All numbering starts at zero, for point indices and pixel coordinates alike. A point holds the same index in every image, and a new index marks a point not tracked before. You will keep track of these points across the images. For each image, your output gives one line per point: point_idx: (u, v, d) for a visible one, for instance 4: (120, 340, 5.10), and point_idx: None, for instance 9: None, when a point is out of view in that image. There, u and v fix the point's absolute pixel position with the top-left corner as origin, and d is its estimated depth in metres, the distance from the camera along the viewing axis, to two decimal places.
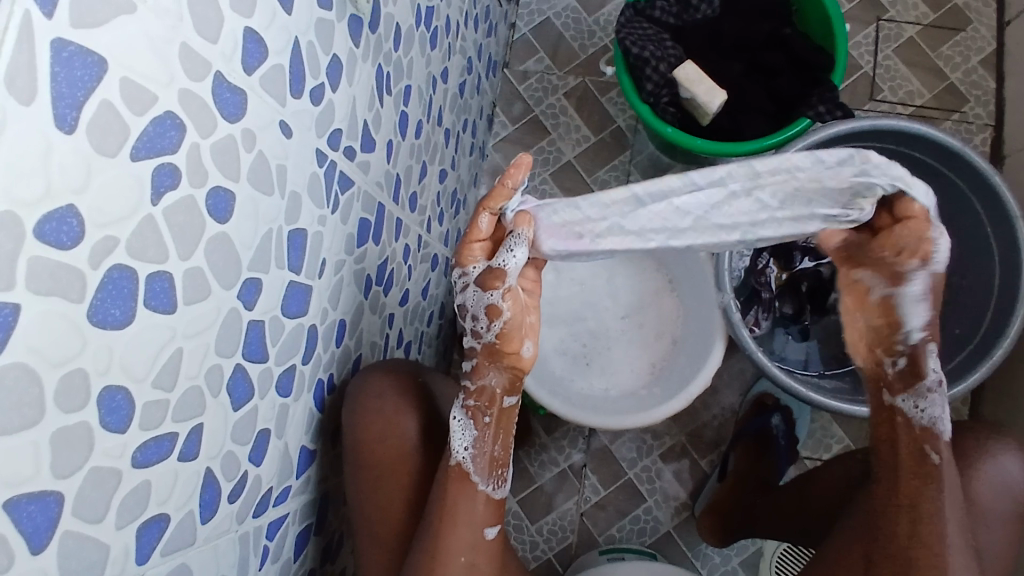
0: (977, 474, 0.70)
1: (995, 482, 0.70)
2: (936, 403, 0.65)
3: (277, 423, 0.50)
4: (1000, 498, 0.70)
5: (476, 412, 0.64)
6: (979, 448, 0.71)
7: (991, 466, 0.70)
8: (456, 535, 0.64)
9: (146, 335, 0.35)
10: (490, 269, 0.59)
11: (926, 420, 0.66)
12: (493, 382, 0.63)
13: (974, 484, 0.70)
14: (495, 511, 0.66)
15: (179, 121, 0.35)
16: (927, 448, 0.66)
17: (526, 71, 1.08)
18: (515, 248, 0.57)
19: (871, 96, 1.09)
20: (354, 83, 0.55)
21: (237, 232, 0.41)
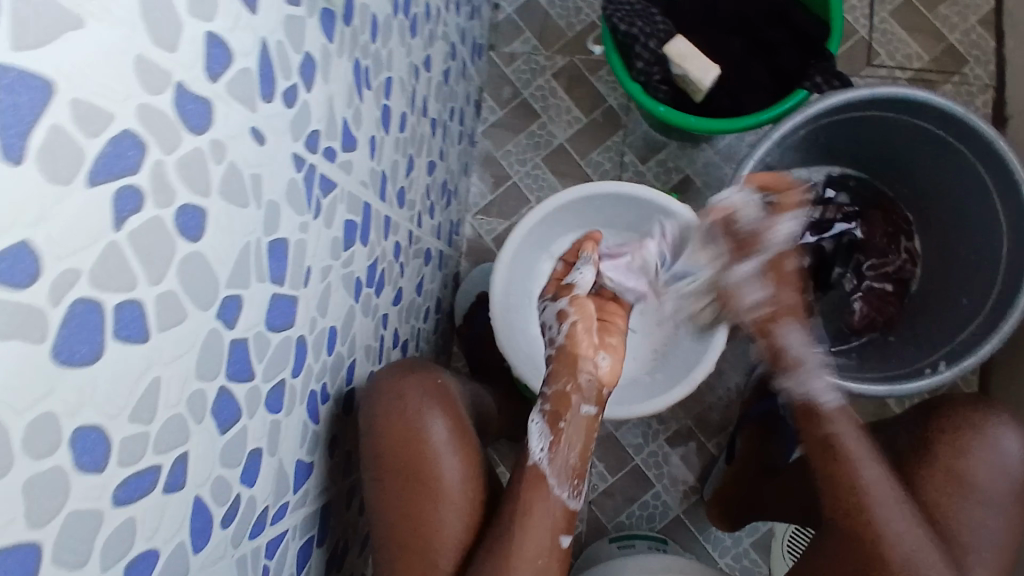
0: (967, 452, 0.70)
1: (988, 459, 0.70)
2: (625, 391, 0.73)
3: (269, 440, 0.48)
4: (995, 477, 0.69)
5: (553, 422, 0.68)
6: (974, 423, 0.71)
7: (984, 441, 0.70)
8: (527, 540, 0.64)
9: (119, 367, 0.33)
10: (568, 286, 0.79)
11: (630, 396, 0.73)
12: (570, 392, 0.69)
13: (966, 462, 0.70)
14: (567, 520, 0.67)
15: (140, 138, 0.32)
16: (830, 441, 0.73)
17: (512, 53, 1.04)
18: (581, 266, 0.81)
19: (869, 62, 1.06)
20: (330, 81, 0.52)
21: (212, 248, 0.39)
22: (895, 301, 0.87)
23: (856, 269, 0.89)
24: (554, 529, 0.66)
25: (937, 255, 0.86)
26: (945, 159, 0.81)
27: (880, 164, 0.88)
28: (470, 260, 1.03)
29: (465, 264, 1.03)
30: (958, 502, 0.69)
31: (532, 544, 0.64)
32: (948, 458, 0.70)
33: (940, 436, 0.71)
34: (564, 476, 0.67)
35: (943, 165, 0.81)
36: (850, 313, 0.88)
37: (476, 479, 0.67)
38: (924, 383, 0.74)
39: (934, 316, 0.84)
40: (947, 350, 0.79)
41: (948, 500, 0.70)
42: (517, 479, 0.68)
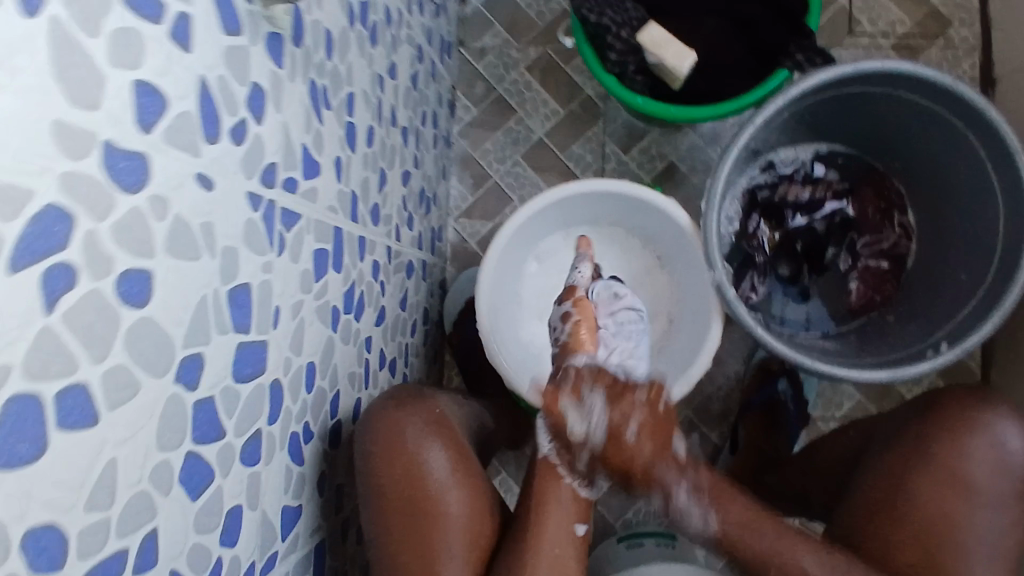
0: (965, 450, 0.67)
1: (988, 455, 0.67)
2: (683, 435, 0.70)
3: (249, 494, 0.47)
4: (994, 474, 0.66)
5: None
6: (971, 417, 0.68)
7: (985, 439, 0.67)
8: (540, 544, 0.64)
9: (68, 456, 0.31)
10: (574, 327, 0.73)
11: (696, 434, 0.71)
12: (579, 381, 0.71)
13: (963, 461, 0.67)
14: (581, 509, 0.69)
15: (66, 211, 0.30)
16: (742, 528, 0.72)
17: (483, 48, 1.01)
18: (580, 267, 0.82)
19: (851, 31, 1.02)
20: (283, 108, 0.49)
21: (163, 311, 0.37)
22: (893, 278, 0.86)
23: (850, 248, 0.88)
24: (570, 521, 0.67)
25: (932, 229, 0.84)
26: (936, 130, 0.78)
27: (868, 138, 0.85)
28: (456, 265, 1.01)
29: (451, 270, 1.00)
30: (958, 505, 0.66)
31: (548, 550, 0.65)
32: (944, 458, 0.67)
33: (933, 436, 0.69)
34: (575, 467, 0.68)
35: (934, 136, 0.78)
36: (848, 293, 0.87)
37: (479, 509, 0.65)
38: (928, 365, 0.71)
39: (933, 293, 0.81)
40: (948, 329, 0.77)
41: (949, 504, 0.66)
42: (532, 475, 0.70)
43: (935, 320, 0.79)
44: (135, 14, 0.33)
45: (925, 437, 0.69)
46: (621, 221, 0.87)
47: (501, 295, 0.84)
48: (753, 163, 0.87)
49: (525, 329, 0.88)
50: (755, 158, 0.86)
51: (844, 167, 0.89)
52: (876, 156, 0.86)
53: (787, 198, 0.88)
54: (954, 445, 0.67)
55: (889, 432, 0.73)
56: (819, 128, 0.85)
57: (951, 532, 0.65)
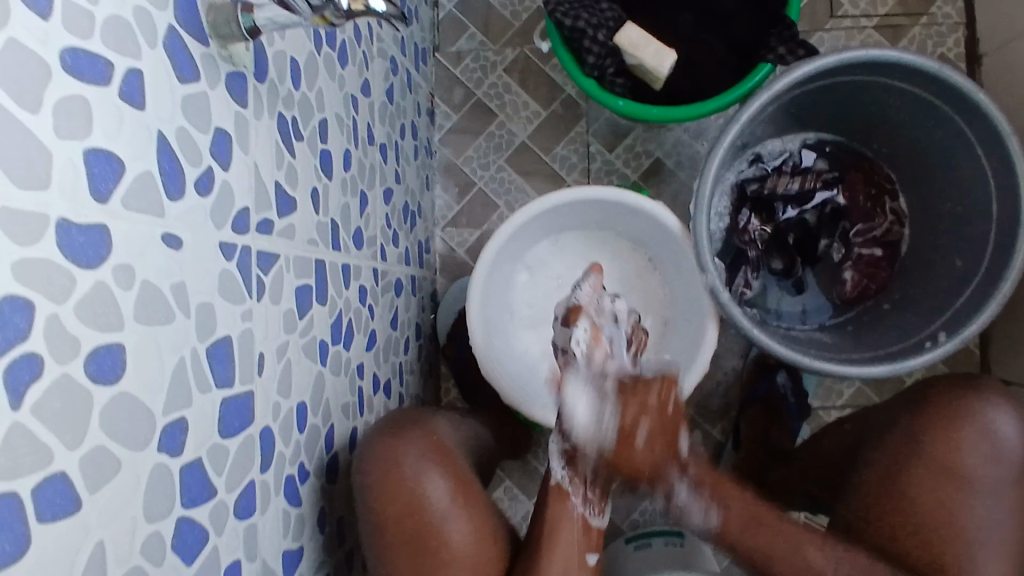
0: (959, 442, 0.66)
1: (980, 446, 0.66)
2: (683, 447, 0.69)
3: (246, 547, 0.45)
4: (991, 462, 0.65)
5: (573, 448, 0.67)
6: (961, 409, 0.67)
7: (976, 428, 0.66)
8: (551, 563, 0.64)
9: (50, 547, 0.30)
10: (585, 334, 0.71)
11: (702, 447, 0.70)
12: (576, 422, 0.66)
13: (958, 454, 0.66)
14: (592, 536, 0.69)
15: (24, 299, 0.28)
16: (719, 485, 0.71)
17: (459, 52, 0.99)
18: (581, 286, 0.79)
19: (833, 13, 1.00)
20: (251, 149, 0.48)
21: (139, 382, 0.35)
22: (887, 265, 0.84)
23: (844, 238, 0.86)
24: (580, 547, 0.68)
25: (924, 213, 0.83)
26: (921, 115, 0.77)
27: (854, 126, 0.84)
28: (446, 275, 0.99)
29: (441, 281, 0.99)
30: (955, 498, 0.65)
31: (560, 564, 0.65)
32: (939, 453, 0.66)
33: (922, 432, 0.68)
34: (585, 492, 0.69)
35: (921, 122, 0.77)
36: (843, 282, 0.85)
37: (484, 533, 0.64)
38: (926, 357, 0.71)
39: (929, 279, 0.81)
40: (945, 319, 0.76)
41: (947, 498, 0.65)
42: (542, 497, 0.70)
43: (930, 308, 0.78)
44: (81, 82, 0.32)
45: (916, 429, 0.68)
46: (607, 224, 0.86)
47: (495, 309, 0.83)
48: (740, 157, 0.85)
49: (520, 339, 0.86)
50: (741, 152, 0.85)
51: (832, 155, 0.87)
52: (862, 141, 0.86)
53: (776, 191, 0.86)
54: (942, 438, 0.67)
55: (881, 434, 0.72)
56: (804, 119, 0.84)
57: (950, 526, 0.65)
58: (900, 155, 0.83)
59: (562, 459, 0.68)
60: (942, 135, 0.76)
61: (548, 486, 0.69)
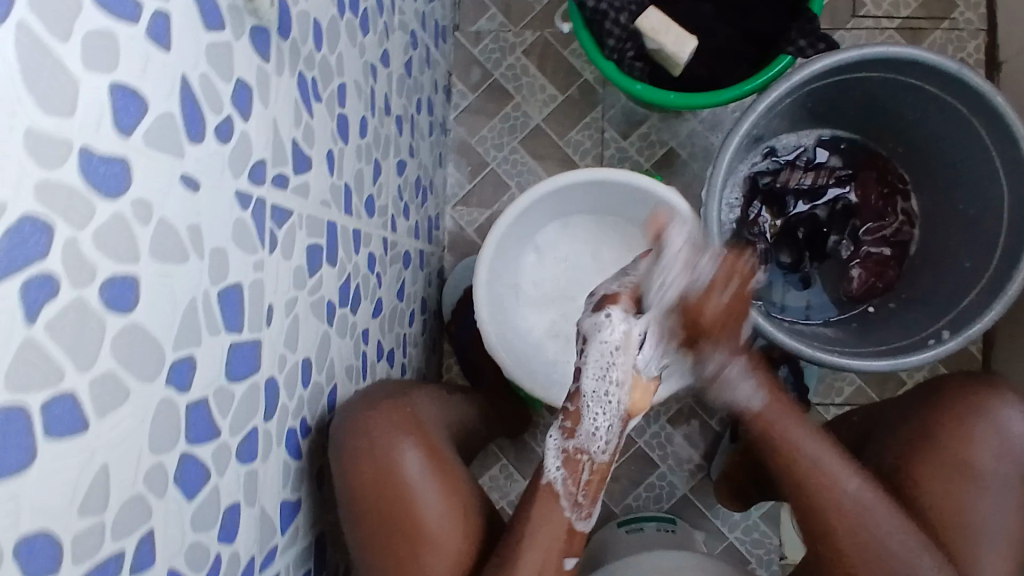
0: (968, 436, 0.67)
1: (992, 442, 0.66)
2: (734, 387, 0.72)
3: (246, 492, 0.47)
4: (1000, 459, 0.66)
5: (573, 449, 0.66)
6: (972, 406, 0.68)
7: (988, 425, 0.67)
8: (528, 556, 0.63)
9: (57, 465, 0.31)
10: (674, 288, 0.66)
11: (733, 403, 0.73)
12: (592, 418, 0.65)
13: (967, 447, 0.66)
14: (568, 541, 0.65)
15: (42, 220, 0.29)
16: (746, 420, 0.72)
17: (479, 32, 0.99)
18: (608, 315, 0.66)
19: (854, 13, 1.00)
20: (271, 104, 0.48)
21: (150, 317, 0.36)
22: (895, 265, 0.84)
23: (853, 235, 0.86)
24: (559, 551, 0.65)
25: (934, 214, 0.83)
26: (939, 114, 0.77)
27: (868, 124, 0.84)
28: (454, 254, 1.00)
29: (449, 259, 1.00)
30: (961, 489, 0.66)
31: (537, 554, 0.63)
32: (949, 446, 0.67)
33: (935, 424, 0.68)
34: (577, 498, 0.65)
35: (936, 123, 0.78)
36: (849, 280, 0.85)
37: (456, 507, 0.63)
38: (928, 353, 0.71)
39: (934, 280, 0.81)
40: (950, 318, 0.76)
41: (955, 494, 0.66)
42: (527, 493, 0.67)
43: (935, 307, 0.79)
44: (108, 15, 0.33)
45: (929, 425, 0.69)
46: (618, 209, 0.87)
47: (502, 286, 0.84)
48: (754, 149, 0.85)
49: (524, 318, 0.87)
50: (755, 144, 0.85)
51: (847, 152, 0.87)
52: (874, 140, 0.86)
53: (789, 184, 0.86)
54: (953, 433, 0.67)
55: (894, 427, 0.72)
56: (818, 113, 0.84)
57: (956, 517, 0.65)
58: (912, 156, 0.84)
59: (561, 459, 0.66)
60: (956, 137, 0.77)
61: (540, 484, 0.66)
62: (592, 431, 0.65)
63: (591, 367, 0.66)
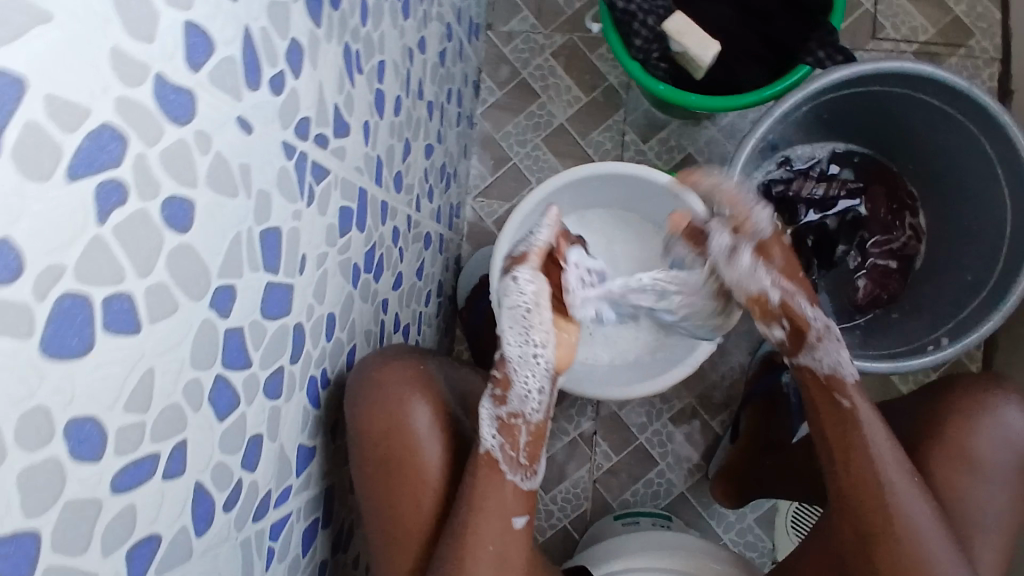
0: (975, 429, 0.67)
1: (996, 436, 0.67)
2: (829, 351, 0.71)
3: (269, 426, 0.49)
4: (1001, 450, 0.67)
5: (509, 414, 0.63)
6: (977, 404, 0.68)
7: (994, 420, 0.67)
8: (483, 521, 0.61)
9: (110, 360, 0.33)
10: (732, 238, 0.74)
11: (830, 367, 0.71)
12: (520, 381, 0.63)
13: (973, 440, 0.67)
14: (524, 500, 0.64)
15: (119, 132, 0.32)
16: (837, 396, 0.70)
17: (511, 32, 1.03)
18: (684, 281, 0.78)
19: (873, 35, 1.04)
20: (319, 67, 0.52)
21: (200, 240, 0.39)
22: (900, 277, 0.87)
23: (860, 246, 0.89)
24: (507, 513, 0.63)
25: (941, 229, 0.86)
26: (950, 131, 0.80)
27: (882, 138, 0.88)
28: (471, 243, 1.03)
29: (467, 248, 1.03)
30: (965, 478, 0.67)
31: (493, 517, 0.62)
32: (955, 439, 0.68)
33: (942, 417, 0.69)
34: (517, 461, 0.63)
35: (947, 139, 0.81)
36: (855, 289, 0.88)
37: (456, 460, 0.67)
38: (929, 357, 0.75)
39: (938, 294, 0.84)
40: (950, 326, 0.80)
41: (958, 478, 0.67)
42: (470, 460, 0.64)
43: (937, 319, 0.82)
44: None
45: (934, 417, 0.69)
46: (635, 206, 0.90)
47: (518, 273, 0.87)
48: (770, 157, 0.89)
49: None
50: (771, 152, 0.88)
51: (859, 166, 0.90)
52: (887, 156, 0.89)
53: (801, 193, 0.88)
54: (961, 425, 0.68)
55: (905, 418, 0.73)
56: (833, 125, 0.87)
57: (957, 504, 0.67)
58: (920, 174, 0.87)
59: (496, 425, 0.63)
60: (965, 155, 0.80)
61: (479, 455, 0.63)
62: (524, 393, 0.63)
63: (510, 329, 0.64)
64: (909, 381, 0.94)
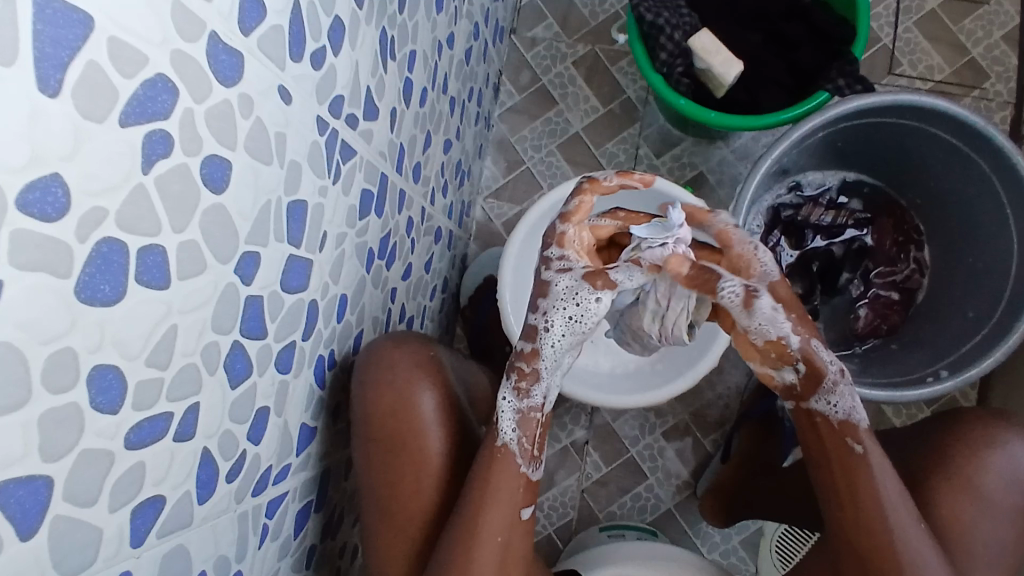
0: (985, 464, 0.67)
1: (1001, 472, 0.67)
2: (846, 395, 0.61)
3: (276, 400, 0.49)
4: (1007, 487, 0.66)
5: (527, 407, 0.61)
6: (986, 439, 0.67)
7: (1000, 456, 0.67)
8: (491, 513, 0.61)
9: (139, 311, 0.33)
10: (744, 289, 0.56)
11: (842, 414, 0.62)
12: (548, 372, 0.61)
13: (981, 474, 0.66)
14: (529, 492, 0.64)
15: (172, 84, 0.32)
16: (848, 440, 0.62)
17: (534, 38, 1.04)
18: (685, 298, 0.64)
19: (890, 71, 1.06)
20: (357, 47, 0.52)
21: (234, 202, 0.39)
22: (900, 309, 0.89)
23: (864, 276, 0.91)
24: (517, 505, 0.63)
25: (944, 266, 0.88)
26: (963, 169, 0.82)
27: (893, 172, 0.89)
28: (478, 243, 1.03)
29: (473, 247, 1.03)
30: (971, 513, 0.66)
31: (498, 508, 0.61)
32: (964, 470, 0.67)
33: (950, 447, 0.68)
34: (533, 453, 0.63)
35: (958, 175, 0.83)
36: (855, 318, 0.89)
37: (459, 450, 0.67)
38: (927, 390, 0.76)
39: (938, 328, 0.85)
40: (949, 360, 0.81)
41: (963, 511, 0.66)
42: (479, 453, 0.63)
43: (936, 352, 0.83)
44: None
45: (940, 447, 0.69)
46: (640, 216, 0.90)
47: (526, 277, 0.88)
48: (781, 182, 0.90)
49: None
50: (782, 177, 0.89)
51: (868, 197, 0.92)
52: (896, 188, 0.91)
53: (809, 219, 0.90)
54: (969, 459, 0.67)
55: (912, 449, 0.71)
56: (846, 153, 0.89)
57: (960, 537, 0.65)
58: (927, 208, 0.89)
59: (517, 419, 0.61)
60: (975, 192, 0.83)
61: (495, 447, 0.62)
62: (548, 387, 0.61)
63: (559, 323, 0.58)
64: (902, 414, 0.95)
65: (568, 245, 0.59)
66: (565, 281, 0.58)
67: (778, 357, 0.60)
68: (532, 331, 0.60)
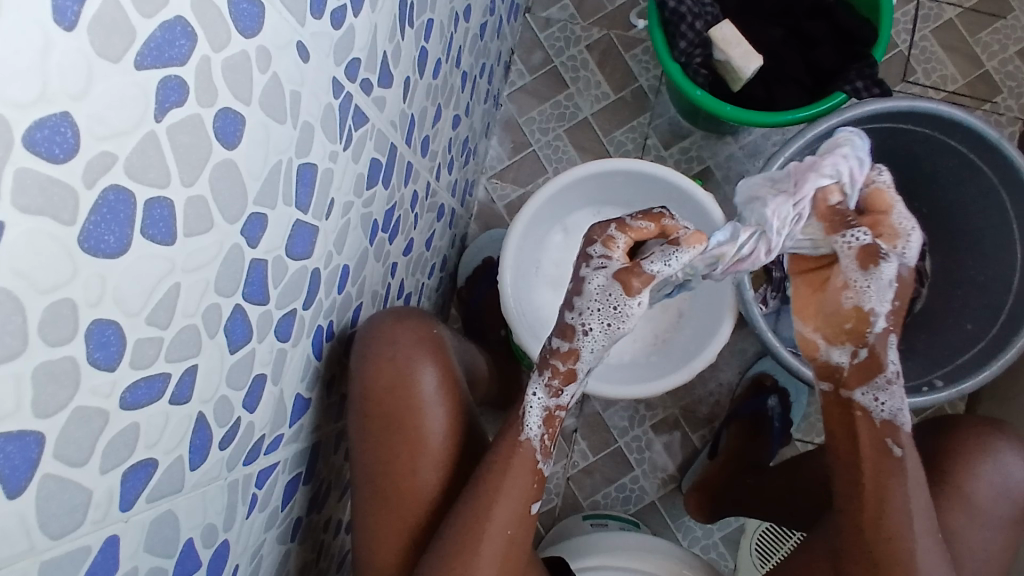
0: (975, 472, 0.67)
1: (993, 482, 0.67)
2: (896, 396, 0.62)
3: (274, 367, 0.48)
4: (997, 497, 0.67)
5: (555, 405, 0.62)
6: (978, 447, 0.67)
7: (992, 466, 0.67)
8: (500, 505, 0.61)
9: (142, 266, 0.31)
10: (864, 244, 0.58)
11: (886, 414, 0.63)
12: (582, 371, 0.61)
13: (973, 482, 0.67)
14: (538, 487, 0.64)
15: (190, 29, 0.30)
16: (889, 442, 0.63)
17: (549, 19, 1.02)
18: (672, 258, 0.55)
19: (904, 78, 1.05)
20: (377, 10, 0.50)
21: (246, 159, 0.37)
22: None
23: None
24: (526, 498, 0.63)
25: (946, 278, 0.88)
26: (975, 186, 0.82)
27: (907, 181, 0.89)
28: (479, 223, 1.02)
29: (474, 227, 1.02)
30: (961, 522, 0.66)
31: (505, 500, 0.61)
32: (955, 477, 0.67)
33: (946, 454, 0.68)
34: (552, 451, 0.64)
35: (970, 191, 0.83)
36: None
37: (461, 434, 0.66)
38: (921, 399, 0.76)
39: (934, 339, 0.86)
40: (945, 370, 0.82)
41: (951, 517, 0.66)
42: (497, 442, 0.63)
43: (932, 363, 0.83)
44: None
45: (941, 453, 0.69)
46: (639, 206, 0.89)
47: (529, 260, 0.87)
48: None
49: (538, 295, 0.89)
50: None
51: None
52: (908, 201, 0.91)
53: None
54: (962, 468, 0.67)
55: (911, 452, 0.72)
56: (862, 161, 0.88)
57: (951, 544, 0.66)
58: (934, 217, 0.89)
59: (542, 417, 0.62)
60: (982, 205, 0.82)
61: (517, 443, 0.62)
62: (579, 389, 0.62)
63: (596, 327, 0.58)
64: None
65: (614, 249, 0.57)
66: (598, 279, 0.57)
67: (849, 331, 0.61)
68: (568, 331, 0.59)
